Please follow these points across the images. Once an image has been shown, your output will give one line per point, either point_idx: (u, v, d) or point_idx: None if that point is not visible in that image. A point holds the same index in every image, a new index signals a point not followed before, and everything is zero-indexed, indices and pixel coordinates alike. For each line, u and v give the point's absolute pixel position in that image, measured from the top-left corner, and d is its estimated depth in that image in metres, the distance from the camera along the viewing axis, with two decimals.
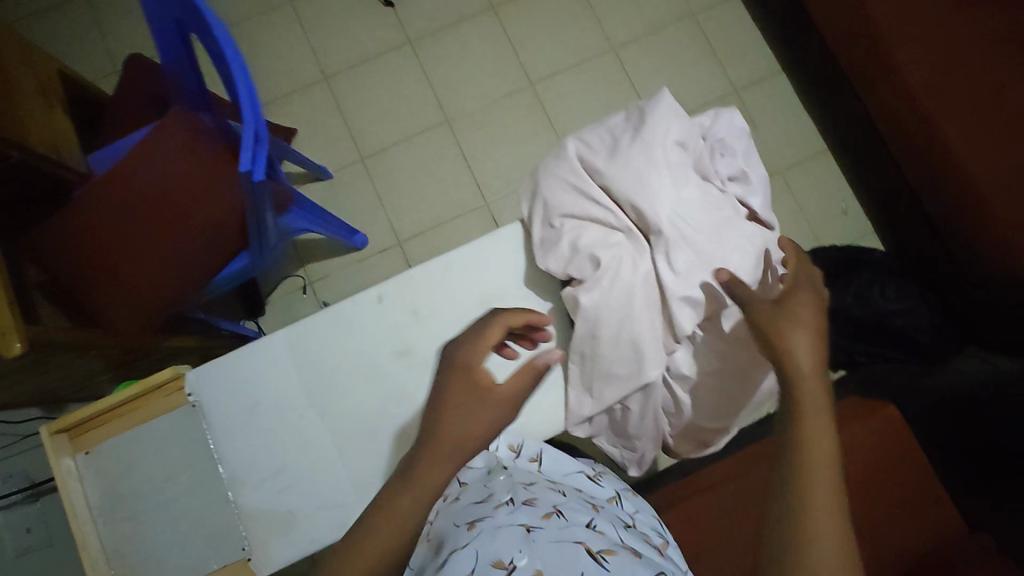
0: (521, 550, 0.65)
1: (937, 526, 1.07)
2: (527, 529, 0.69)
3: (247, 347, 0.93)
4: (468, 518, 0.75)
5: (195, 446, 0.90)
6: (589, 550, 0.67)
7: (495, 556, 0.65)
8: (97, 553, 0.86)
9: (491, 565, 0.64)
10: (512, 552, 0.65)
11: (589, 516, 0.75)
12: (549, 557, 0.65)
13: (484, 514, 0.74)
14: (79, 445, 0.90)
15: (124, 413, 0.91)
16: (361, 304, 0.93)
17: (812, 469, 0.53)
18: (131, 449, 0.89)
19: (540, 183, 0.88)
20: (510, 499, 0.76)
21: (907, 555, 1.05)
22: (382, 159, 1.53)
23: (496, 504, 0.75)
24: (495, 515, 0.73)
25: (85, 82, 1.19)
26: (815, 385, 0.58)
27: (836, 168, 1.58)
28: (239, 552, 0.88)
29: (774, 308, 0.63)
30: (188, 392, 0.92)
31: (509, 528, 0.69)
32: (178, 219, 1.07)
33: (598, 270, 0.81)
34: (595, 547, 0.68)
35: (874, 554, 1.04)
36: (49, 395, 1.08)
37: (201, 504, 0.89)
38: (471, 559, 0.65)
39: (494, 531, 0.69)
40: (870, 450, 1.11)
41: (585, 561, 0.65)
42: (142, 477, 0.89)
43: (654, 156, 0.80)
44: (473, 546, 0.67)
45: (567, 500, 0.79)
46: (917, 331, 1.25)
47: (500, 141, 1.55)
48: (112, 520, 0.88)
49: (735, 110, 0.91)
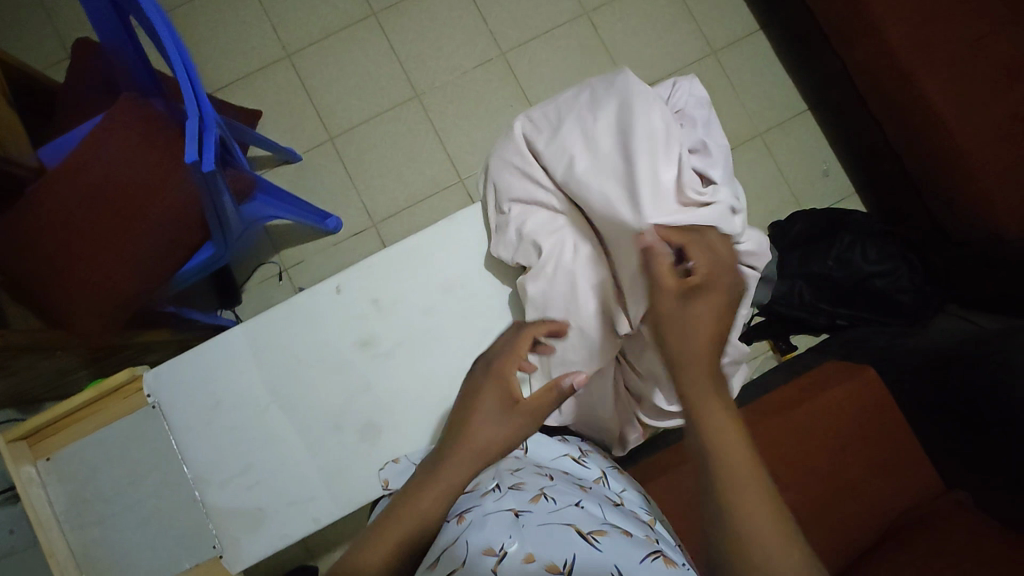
0: (513, 535, 0.58)
1: (916, 483, 1.07)
2: (515, 513, 0.62)
3: (201, 346, 0.75)
4: (454, 509, 0.66)
5: (158, 446, 0.73)
6: (580, 531, 0.60)
7: (484, 542, 0.58)
8: (68, 565, 0.69)
9: (481, 553, 0.57)
10: (502, 538, 0.58)
11: (578, 497, 0.68)
12: (540, 541, 0.58)
13: (469, 503, 0.66)
14: (41, 451, 0.73)
15: (86, 416, 0.73)
16: (320, 297, 0.78)
17: (723, 459, 0.53)
18: (92, 451, 0.72)
19: (490, 168, 0.82)
20: (496, 486, 0.68)
21: (887, 513, 1.05)
22: (351, 138, 1.50)
23: (483, 492, 0.67)
24: (483, 502, 0.65)
25: (31, 70, 1.15)
26: (705, 372, 0.57)
27: (816, 128, 1.57)
28: (212, 549, 0.71)
29: (675, 298, 0.61)
30: (148, 393, 0.74)
31: (497, 514, 0.62)
32: (138, 207, 0.99)
33: (541, 257, 0.75)
34: (587, 527, 0.61)
35: (859, 513, 1.04)
36: (22, 394, 1.04)
37: (169, 510, 0.72)
38: (460, 550, 0.59)
39: (480, 520, 0.62)
40: (855, 412, 1.10)
41: (574, 542, 0.58)
42: (118, 482, 0.72)
43: (592, 136, 0.73)
44: (464, 536, 0.60)
45: (556, 482, 0.70)
46: (898, 292, 1.27)
47: (475, 114, 1.52)
48: (81, 527, 0.71)
49: (693, 77, 0.83)
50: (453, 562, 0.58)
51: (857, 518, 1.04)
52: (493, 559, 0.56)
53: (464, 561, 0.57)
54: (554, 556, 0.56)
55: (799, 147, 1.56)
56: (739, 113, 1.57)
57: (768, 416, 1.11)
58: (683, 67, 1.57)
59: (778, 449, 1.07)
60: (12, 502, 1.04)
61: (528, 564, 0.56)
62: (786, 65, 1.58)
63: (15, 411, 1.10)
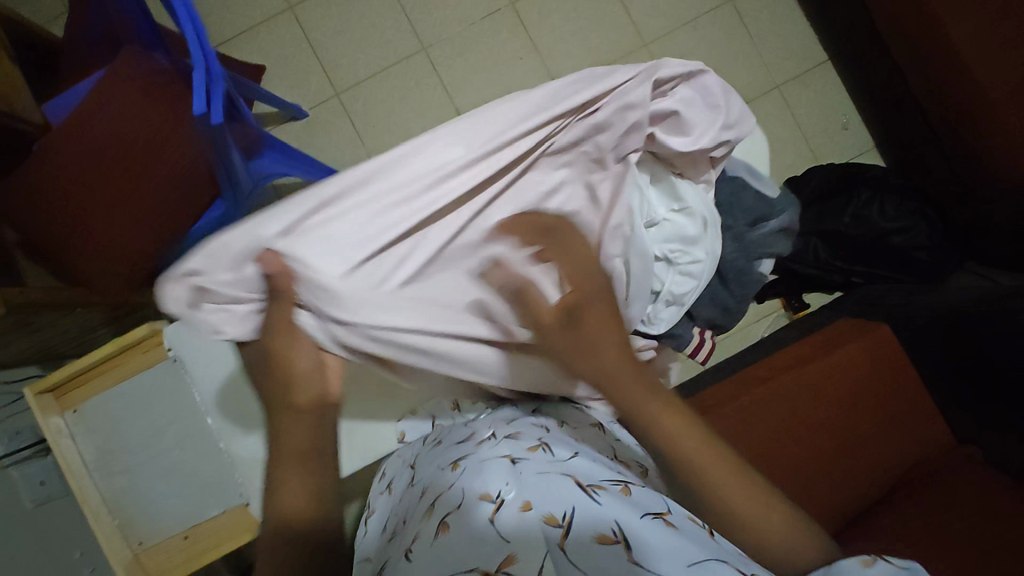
0: (510, 482, 0.59)
1: (923, 440, 1.08)
2: (512, 461, 0.63)
3: None
4: (450, 459, 0.69)
5: (182, 399, 0.74)
6: (578, 483, 0.60)
7: (481, 488, 0.59)
8: (100, 511, 0.72)
9: (478, 498, 0.59)
10: (499, 484, 0.59)
11: (573, 448, 0.69)
12: (538, 490, 0.59)
13: (466, 451, 0.69)
14: (67, 403, 0.75)
15: (108, 370, 0.74)
16: None
17: (700, 468, 0.62)
18: (118, 403, 0.74)
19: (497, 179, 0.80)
20: (492, 434, 0.71)
21: (895, 469, 1.07)
22: (358, 94, 1.47)
23: (479, 441, 0.70)
24: (478, 450, 0.67)
25: (30, 24, 1.12)
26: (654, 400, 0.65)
27: (836, 80, 1.51)
28: (238, 498, 0.73)
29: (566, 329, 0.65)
30: (168, 347, 0.74)
31: (494, 462, 0.63)
32: (145, 164, 0.98)
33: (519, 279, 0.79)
34: (587, 480, 0.61)
35: (868, 469, 1.06)
36: (45, 351, 1.07)
37: (195, 460, 0.74)
38: (458, 496, 0.61)
39: (477, 467, 0.63)
40: (865, 369, 1.10)
41: (573, 494, 0.58)
42: (144, 433, 0.74)
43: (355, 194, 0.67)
44: (460, 484, 0.62)
45: (554, 433, 0.72)
46: (915, 249, 1.25)
47: (483, 66, 1.48)
48: (111, 475, 0.73)
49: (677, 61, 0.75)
50: (451, 507, 0.60)
51: (861, 471, 1.06)
52: (490, 504, 0.57)
53: (459, 504, 0.59)
54: (553, 508, 0.57)
55: (818, 100, 1.52)
56: (756, 65, 1.51)
57: (780, 372, 1.11)
58: (699, 16, 1.51)
59: (787, 403, 1.08)
60: (42, 455, 1.07)
61: (524, 512, 0.56)
62: (808, 12, 1.51)
63: (38, 368, 1.12)
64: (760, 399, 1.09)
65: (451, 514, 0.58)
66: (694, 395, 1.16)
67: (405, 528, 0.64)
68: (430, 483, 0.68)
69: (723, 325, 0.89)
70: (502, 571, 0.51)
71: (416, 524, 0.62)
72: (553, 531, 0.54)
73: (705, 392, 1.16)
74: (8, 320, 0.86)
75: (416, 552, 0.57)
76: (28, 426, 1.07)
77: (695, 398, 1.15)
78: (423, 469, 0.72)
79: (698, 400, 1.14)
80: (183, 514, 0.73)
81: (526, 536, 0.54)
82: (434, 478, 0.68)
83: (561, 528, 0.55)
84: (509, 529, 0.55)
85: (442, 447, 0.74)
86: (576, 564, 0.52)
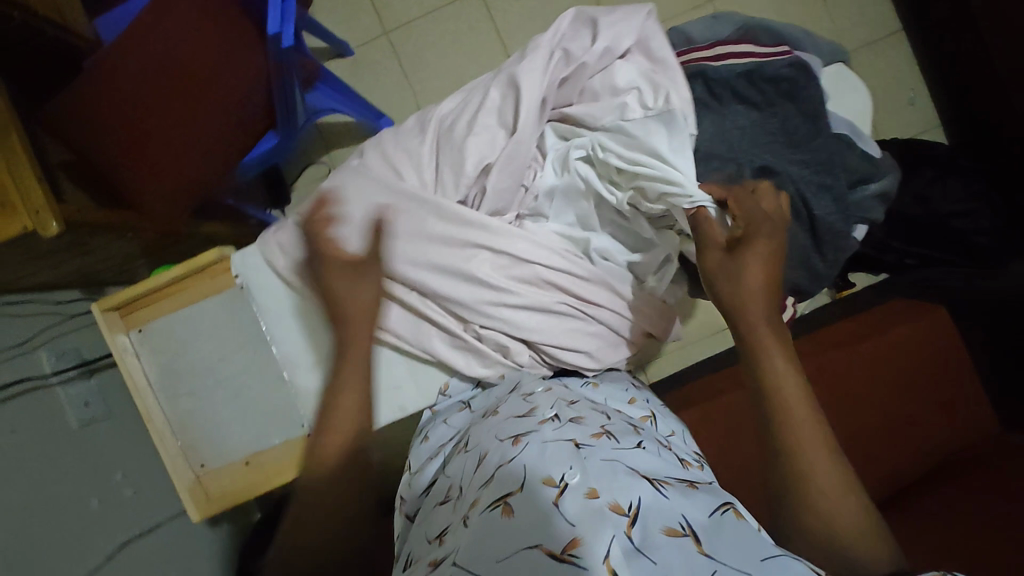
0: (576, 466, 0.51)
1: (970, 424, 1.06)
2: (577, 445, 0.55)
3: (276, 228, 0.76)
4: (510, 433, 0.59)
5: (246, 325, 0.74)
6: (644, 476, 0.52)
7: (544, 471, 0.52)
8: (164, 431, 0.74)
9: (540, 483, 0.51)
10: (564, 468, 0.51)
11: (639, 438, 0.61)
12: (604, 476, 0.51)
13: (526, 428, 0.60)
14: (132, 322, 0.76)
15: (176, 293, 0.75)
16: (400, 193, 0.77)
17: (802, 450, 0.62)
18: (186, 326, 0.75)
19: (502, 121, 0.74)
20: (555, 415, 0.62)
21: (936, 452, 1.06)
22: (407, 33, 1.41)
23: (541, 420, 0.60)
24: (541, 429, 0.58)
25: None
26: (783, 363, 0.65)
27: (909, 51, 1.44)
28: (299, 429, 0.74)
29: (726, 258, 0.67)
30: (236, 274, 0.75)
31: (556, 444, 0.55)
32: (201, 90, 0.95)
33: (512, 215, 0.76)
34: (653, 475, 0.53)
35: (910, 449, 1.06)
36: (89, 275, 1.05)
37: (258, 387, 0.74)
38: (519, 475, 0.52)
39: (539, 447, 0.55)
40: (918, 349, 1.08)
41: (639, 486, 0.50)
42: (209, 357, 0.75)
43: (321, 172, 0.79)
44: (522, 459, 0.54)
45: (618, 422, 0.64)
46: (976, 233, 1.15)
47: (541, 13, 1.41)
48: (174, 395, 0.75)
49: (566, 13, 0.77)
50: (511, 487, 0.51)
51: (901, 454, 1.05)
52: (553, 489, 0.49)
53: (522, 486, 0.51)
54: (618, 495, 0.49)
55: (889, 70, 1.44)
56: (826, 30, 1.44)
57: (829, 349, 1.10)
58: None
59: (840, 377, 1.07)
60: (85, 377, 1.06)
61: (591, 500, 0.48)
62: None
63: (80, 291, 1.10)
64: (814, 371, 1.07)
65: (514, 495, 0.50)
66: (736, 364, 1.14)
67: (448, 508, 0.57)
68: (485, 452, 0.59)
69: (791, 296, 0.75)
70: (566, 553, 0.45)
71: (470, 494, 0.54)
72: (617, 519, 0.46)
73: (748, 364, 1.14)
74: (60, 241, 0.83)
75: (469, 527, 0.50)
76: (72, 348, 1.06)
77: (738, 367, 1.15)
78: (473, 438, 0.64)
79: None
80: (245, 438, 0.74)
81: (590, 520, 0.46)
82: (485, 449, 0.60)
83: (627, 518, 0.47)
84: (575, 514, 0.47)
85: (497, 417, 0.65)
86: (644, 553, 0.44)
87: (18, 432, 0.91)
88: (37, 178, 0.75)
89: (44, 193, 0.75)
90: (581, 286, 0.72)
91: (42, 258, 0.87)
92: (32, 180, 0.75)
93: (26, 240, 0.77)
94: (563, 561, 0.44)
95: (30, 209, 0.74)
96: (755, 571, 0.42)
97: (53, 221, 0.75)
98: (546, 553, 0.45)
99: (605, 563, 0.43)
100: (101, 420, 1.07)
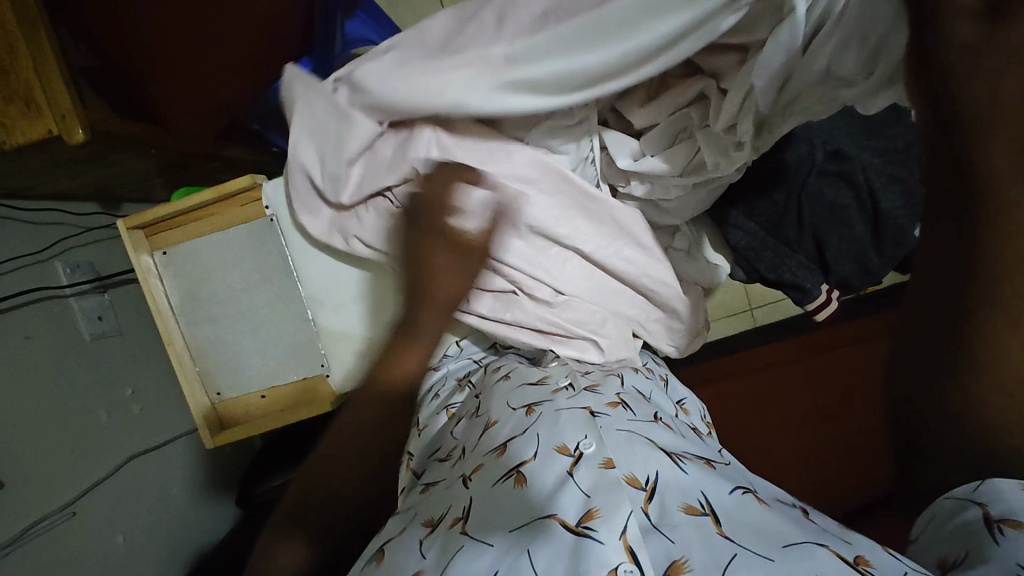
0: (592, 436, 0.47)
1: None
2: (591, 414, 0.50)
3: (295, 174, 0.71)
4: (522, 399, 0.56)
5: (272, 259, 0.72)
6: (662, 448, 0.47)
7: (558, 439, 0.47)
8: (184, 355, 0.74)
9: (554, 450, 0.47)
10: (579, 437, 0.47)
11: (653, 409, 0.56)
12: (621, 446, 0.46)
13: (540, 396, 0.55)
14: (157, 243, 0.75)
15: (203, 218, 0.74)
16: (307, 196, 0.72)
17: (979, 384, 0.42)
18: (212, 252, 0.73)
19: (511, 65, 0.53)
20: (570, 385, 0.57)
21: None
22: None
23: (554, 389, 0.56)
24: (554, 398, 0.54)
25: None
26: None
27: None
28: (320, 368, 0.73)
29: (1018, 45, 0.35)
30: (266, 205, 0.72)
31: (570, 412, 0.50)
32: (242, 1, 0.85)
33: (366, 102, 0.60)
34: (671, 447, 0.47)
35: None
36: (107, 189, 1.02)
37: (280, 324, 0.73)
38: (531, 443, 0.48)
39: (552, 414, 0.50)
40: None
41: (656, 457, 0.45)
42: (232, 287, 0.73)
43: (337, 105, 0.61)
44: (534, 428, 0.50)
45: (630, 390, 0.60)
46: None
47: None
48: (193, 321, 0.75)
49: None
50: (524, 455, 0.48)
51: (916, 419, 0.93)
52: (569, 460, 0.45)
53: (536, 454, 0.47)
54: (633, 467, 0.44)
55: None
56: None
57: (842, 344, 1.11)
58: None
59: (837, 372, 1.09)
60: (99, 292, 1.05)
61: (606, 470, 0.44)
62: None
63: (98, 206, 1.08)
64: (830, 364, 1.09)
65: (527, 464, 0.47)
66: (755, 350, 1.17)
67: (451, 476, 0.53)
68: (494, 417, 0.56)
69: (808, 290, 0.61)
70: (582, 526, 0.40)
71: (478, 460, 0.51)
72: (633, 492, 0.42)
73: (761, 352, 1.16)
74: (84, 150, 0.80)
75: (477, 492, 0.47)
76: (87, 262, 1.05)
77: (773, 347, 1.17)
78: (484, 400, 0.61)
79: (784, 348, 1.16)
80: (264, 372, 0.74)
81: (608, 491, 0.42)
82: (499, 414, 0.55)
83: (644, 492, 0.42)
84: (589, 485, 0.43)
85: (507, 382, 0.62)
86: (661, 530, 0.40)
87: (31, 339, 0.90)
88: (64, 82, 0.71)
89: (70, 98, 0.71)
90: (520, 275, 0.64)
91: (64, 167, 0.85)
92: (59, 85, 0.71)
93: (50, 145, 0.75)
94: (580, 535, 0.40)
95: (57, 113, 0.71)
96: (780, 558, 0.36)
97: (79, 128, 0.72)
98: (561, 524, 0.41)
99: (622, 539, 0.39)
100: (112, 334, 1.06)
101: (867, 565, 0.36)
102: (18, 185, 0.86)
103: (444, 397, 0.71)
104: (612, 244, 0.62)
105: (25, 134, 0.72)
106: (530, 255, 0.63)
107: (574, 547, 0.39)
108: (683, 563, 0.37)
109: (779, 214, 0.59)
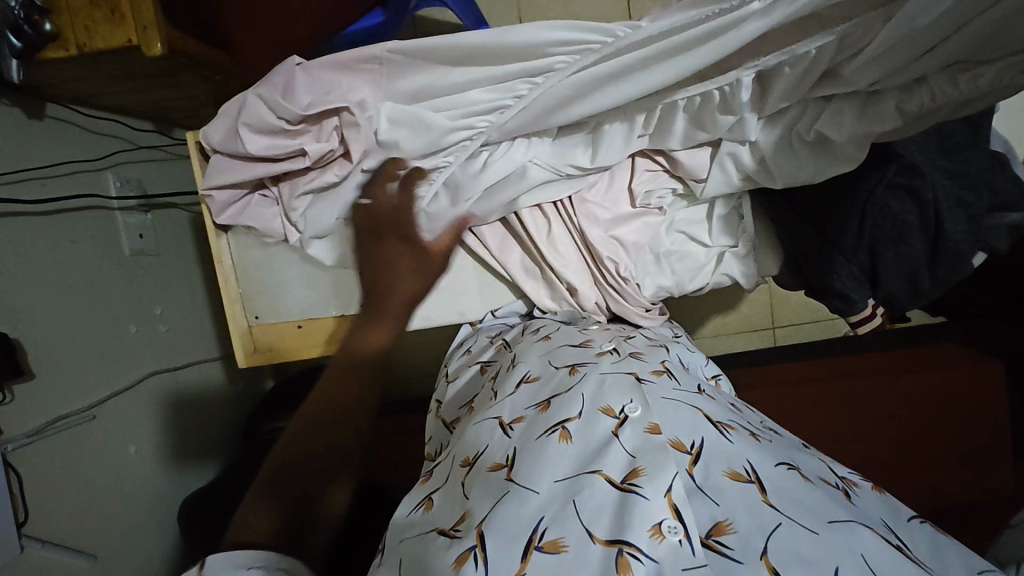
0: (638, 401, 0.47)
1: (979, 486, 1.00)
2: (637, 379, 0.50)
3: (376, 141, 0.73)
4: (565, 359, 0.55)
5: None
6: (708, 417, 0.47)
7: (604, 401, 0.47)
8: (231, 276, 0.73)
9: (598, 410, 0.47)
10: (625, 401, 0.47)
11: (697, 381, 0.55)
12: (667, 413, 0.46)
13: (585, 358, 0.55)
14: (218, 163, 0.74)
15: None
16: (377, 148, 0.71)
17: None
18: None
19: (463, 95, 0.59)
20: (614, 349, 0.57)
21: (946, 508, 0.99)
22: None
23: (598, 352, 0.56)
24: (600, 362, 0.53)
25: None
26: None
27: None
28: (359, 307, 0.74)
29: None
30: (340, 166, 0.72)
31: (615, 377, 0.50)
32: None
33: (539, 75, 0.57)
34: (716, 417, 0.47)
35: (927, 506, 0.99)
36: (165, 108, 1.04)
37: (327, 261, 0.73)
38: (576, 402, 0.48)
39: (597, 378, 0.50)
40: (956, 393, 1.02)
41: (700, 425, 0.45)
42: None
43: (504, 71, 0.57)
44: (579, 390, 0.49)
45: (674, 359, 0.59)
46: None
47: None
48: (248, 241, 0.72)
49: None
50: (568, 412, 0.47)
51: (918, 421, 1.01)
52: (613, 421, 0.45)
53: (581, 414, 0.47)
54: (679, 433, 0.44)
55: None
56: None
57: (869, 372, 1.06)
58: None
59: (869, 398, 1.03)
60: (143, 210, 1.05)
61: (651, 435, 0.43)
62: None
63: (154, 125, 1.10)
64: (858, 386, 1.03)
65: (572, 421, 0.47)
66: (779, 365, 1.15)
67: (483, 417, 0.53)
68: (535, 374, 0.55)
69: (854, 302, 0.61)
70: (627, 482, 0.41)
71: (519, 414, 0.51)
72: (678, 455, 0.42)
73: (784, 364, 1.15)
74: (155, 65, 0.81)
75: (522, 442, 0.47)
76: (136, 178, 1.05)
77: (811, 364, 1.12)
78: (520, 355, 0.61)
79: (825, 365, 1.11)
80: (303, 304, 0.74)
81: (655, 452, 0.42)
82: (543, 374, 0.55)
83: (689, 456, 0.43)
84: (633, 447, 0.43)
85: (547, 343, 0.60)
86: (705, 492, 0.40)
87: (77, 244, 0.90)
88: None
89: (153, 9, 0.72)
90: (549, 241, 0.68)
91: (133, 78, 0.85)
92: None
93: (127, 55, 0.76)
94: (626, 491, 0.40)
95: (138, 23, 0.72)
96: (824, 531, 0.37)
97: (158, 42, 0.73)
98: (605, 479, 0.41)
99: (667, 496, 0.39)
100: (149, 254, 1.05)
101: (910, 556, 0.37)
102: (82, 92, 0.87)
103: (475, 354, 0.70)
104: (637, 220, 0.66)
105: (106, 41, 0.73)
106: (554, 218, 0.68)
107: (618, 501, 0.40)
108: (726, 525, 0.38)
109: (842, 222, 0.58)
